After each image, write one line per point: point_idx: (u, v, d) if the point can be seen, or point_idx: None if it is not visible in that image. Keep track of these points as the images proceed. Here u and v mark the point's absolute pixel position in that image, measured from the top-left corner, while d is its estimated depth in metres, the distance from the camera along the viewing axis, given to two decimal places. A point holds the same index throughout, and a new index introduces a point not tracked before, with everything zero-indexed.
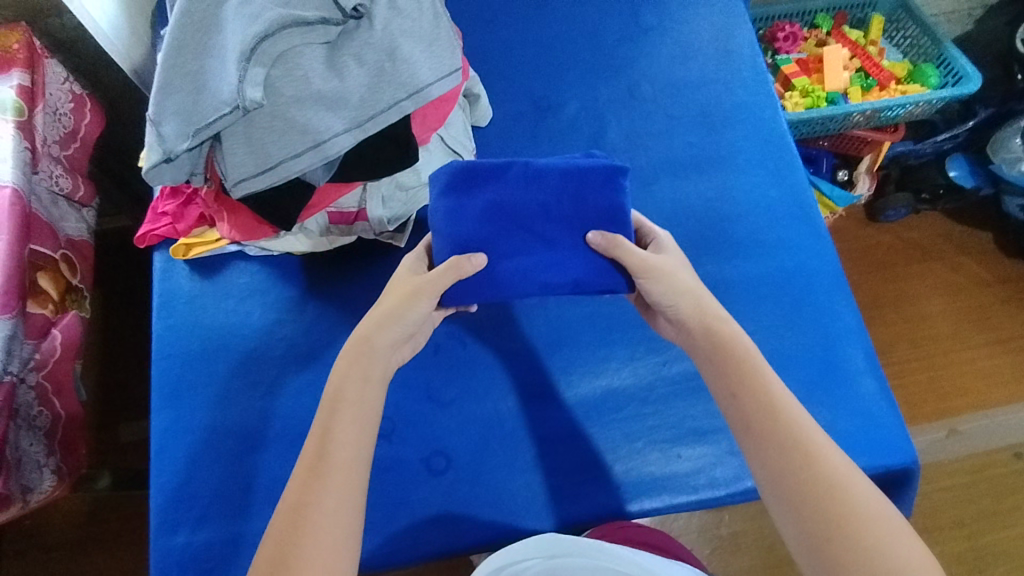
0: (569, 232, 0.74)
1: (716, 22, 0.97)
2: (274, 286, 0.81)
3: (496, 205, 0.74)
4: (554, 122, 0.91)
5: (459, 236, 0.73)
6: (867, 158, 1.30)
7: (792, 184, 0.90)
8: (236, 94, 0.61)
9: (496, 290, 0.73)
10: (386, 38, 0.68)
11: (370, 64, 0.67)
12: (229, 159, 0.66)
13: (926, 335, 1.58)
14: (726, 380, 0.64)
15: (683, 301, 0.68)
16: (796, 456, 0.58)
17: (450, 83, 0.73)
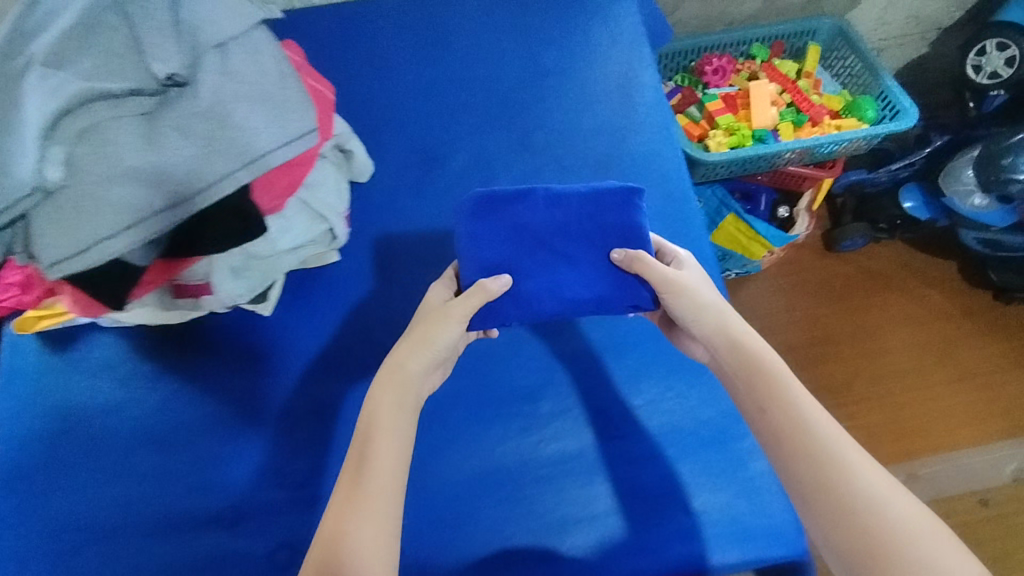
0: (591, 252, 0.76)
1: (617, 66, 0.93)
2: (126, 360, 0.77)
3: (518, 228, 0.76)
4: (440, 175, 0.86)
5: (486, 259, 0.75)
6: (807, 194, 1.23)
7: (692, 239, 0.85)
8: (32, 176, 0.57)
9: (523, 307, 0.74)
10: (213, 106, 0.63)
11: (196, 134, 0.62)
12: (37, 241, 0.59)
13: (885, 371, 1.50)
14: (757, 394, 0.62)
15: (728, 319, 0.68)
16: (834, 476, 0.55)
17: (295, 147, 0.68)
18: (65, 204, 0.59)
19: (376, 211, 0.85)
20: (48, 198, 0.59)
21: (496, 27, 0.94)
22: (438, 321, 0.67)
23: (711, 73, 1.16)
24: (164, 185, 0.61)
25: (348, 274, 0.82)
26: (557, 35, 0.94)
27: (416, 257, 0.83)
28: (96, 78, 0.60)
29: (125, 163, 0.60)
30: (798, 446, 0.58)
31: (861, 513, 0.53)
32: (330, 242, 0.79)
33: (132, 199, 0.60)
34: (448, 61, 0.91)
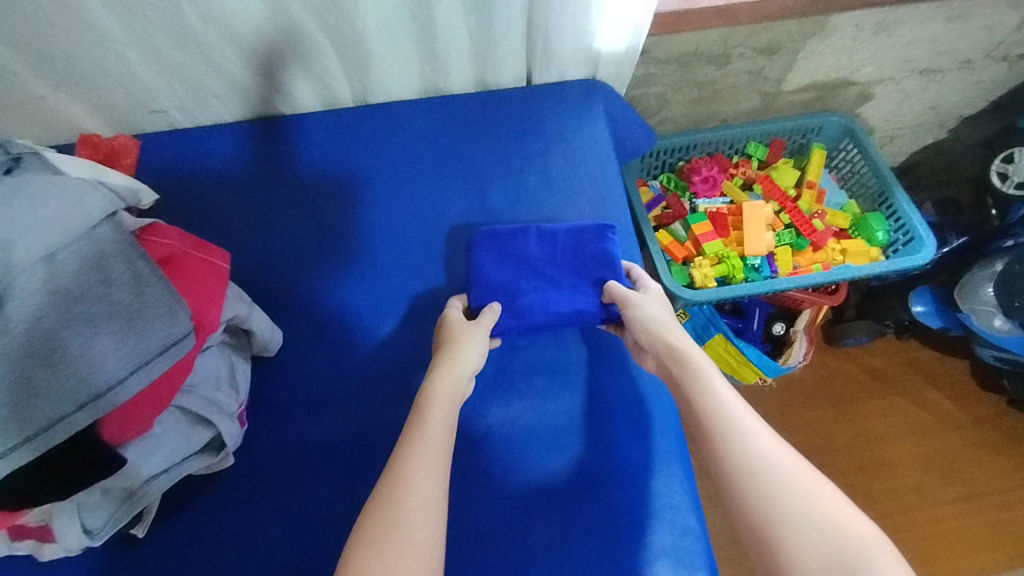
0: (580, 280, 0.72)
1: (584, 202, 0.77)
2: None
3: (515, 258, 0.72)
4: (362, 347, 0.73)
5: (483, 289, 0.71)
6: (805, 315, 1.10)
7: (661, 440, 0.69)
8: None
9: (518, 321, 0.70)
10: (38, 336, 0.49)
11: (9, 377, 0.47)
12: None
13: (887, 487, 1.36)
14: (681, 391, 0.58)
15: (676, 331, 0.64)
16: (755, 468, 0.49)
17: (143, 377, 0.53)
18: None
19: (284, 393, 0.71)
20: None
21: (434, 158, 0.80)
22: (462, 335, 0.66)
23: (701, 182, 1.01)
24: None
25: (243, 477, 0.67)
26: (508, 166, 0.80)
27: (326, 453, 0.68)
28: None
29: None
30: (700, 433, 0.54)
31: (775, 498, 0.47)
32: (219, 449, 0.65)
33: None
34: (377, 200, 0.79)
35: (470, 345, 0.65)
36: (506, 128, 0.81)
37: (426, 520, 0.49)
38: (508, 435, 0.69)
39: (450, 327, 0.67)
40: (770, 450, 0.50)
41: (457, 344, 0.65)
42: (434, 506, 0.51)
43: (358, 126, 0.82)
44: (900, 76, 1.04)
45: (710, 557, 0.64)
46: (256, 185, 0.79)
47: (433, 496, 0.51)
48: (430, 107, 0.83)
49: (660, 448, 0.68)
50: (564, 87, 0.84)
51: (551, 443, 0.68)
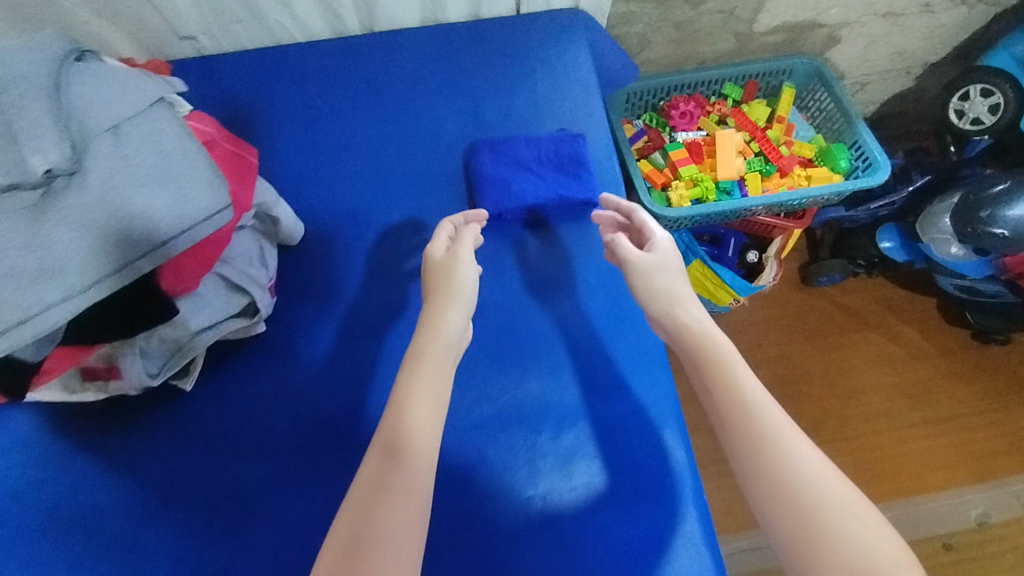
0: (560, 174, 0.80)
1: (566, 116, 0.86)
2: (42, 438, 0.74)
3: (505, 156, 0.81)
4: (373, 239, 0.82)
5: (479, 181, 0.80)
6: (777, 242, 1.19)
7: (636, 310, 0.78)
8: None
9: (513, 205, 0.79)
10: (105, 196, 0.59)
11: (86, 227, 0.58)
12: None
13: (856, 412, 1.47)
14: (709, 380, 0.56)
15: (695, 310, 0.63)
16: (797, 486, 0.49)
17: (196, 232, 0.64)
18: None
19: (305, 278, 0.81)
20: None
21: (433, 79, 0.89)
22: (450, 275, 0.66)
23: (679, 116, 1.11)
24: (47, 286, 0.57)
25: (276, 345, 0.79)
26: (503, 86, 0.88)
27: (346, 326, 0.79)
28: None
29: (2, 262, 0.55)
30: (740, 432, 0.53)
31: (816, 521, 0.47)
32: (253, 314, 0.75)
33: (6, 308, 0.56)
34: (383, 114, 0.87)
35: (467, 290, 0.65)
36: (498, 54, 0.90)
37: (405, 510, 0.50)
38: (501, 312, 0.79)
39: (438, 268, 0.68)
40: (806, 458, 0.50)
41: (450, 300, 0.64)
42: (417, 495, 0.51)
43: (365, 50, 0.90)
44: (864, 19, 1.14)
45: (674, 399, 0.75)
46: (273, 100, 0.87)
47: (411, 501, 0.51)
48: (431, 34, 0.91)
49: (634, 318, 0.78)
50: (550, 15, 0.93)
51: (539, 319, 0.78)
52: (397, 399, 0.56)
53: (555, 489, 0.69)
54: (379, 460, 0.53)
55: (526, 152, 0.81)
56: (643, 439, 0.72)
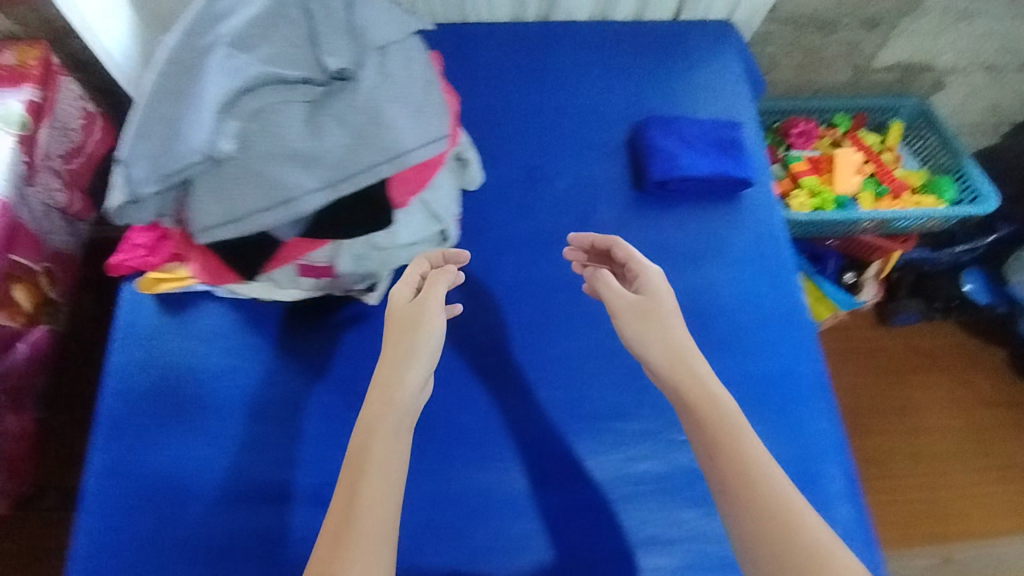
0: (722, 152, 0.87)
1: (720, 104, 0.94)
2: (237, 331, 0.80)
3: (673, 132, 0.89)
4: (545, 194, 0.89)
5: (649, 151, 0.87)
6: (875, 265, 1.25)
7: (785, 284, 0.86)
8: (206, 145, 0.60)
9: (680, 174, 0.85)
10: (369, 102, 0.66)
11: (349, 126, 0.65)
12: (196, 206, 0.64)
13: (928, 451, 1.48)
14: (705, 439, 0.57)
15: (685, 389, 0.61)
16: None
17: (433, 146, 0.68)
18: (226, 179, 0.63)
19: (481, 220, 0.87)
20: (213, 167, 0.62)
21: (602, 62, 0.97)
22: (417, 311, 0.66)
23: (797, 136, 1.20)
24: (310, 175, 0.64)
25: None
26: (663, 74, 0.96)
27: (517, 267, 0.85)
28: (272, 62, 0.62)
29: (285, 145, 0.63)
30: (738, 499, 0.54)
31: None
32: (440, 243, 0.83)
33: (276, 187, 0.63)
34: (558, 86, 0.95)
35: (419, 346, 0.63)
36: (661, 49, 0.98)
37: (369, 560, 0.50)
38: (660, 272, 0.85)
39: (402, 313, 0.66)
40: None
41: (405, 364, 0.62)
42: (383, 548, 0.52)
43: (543, 32, 0.99)
44: (969, 69, 1.24)
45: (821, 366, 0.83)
46: (458, 63, 0.95)
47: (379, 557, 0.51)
48: (602, 25, 1.00)
49: (785, 291, 0.86)
50: (706, 24, 1.01)
51: (696, 283, 0.85)
52: (347, 486, 0.55)
53: None
54: (337, 545, 0.51)
55: (693, 131, 0.89)
56: (797, 399, 0.81)
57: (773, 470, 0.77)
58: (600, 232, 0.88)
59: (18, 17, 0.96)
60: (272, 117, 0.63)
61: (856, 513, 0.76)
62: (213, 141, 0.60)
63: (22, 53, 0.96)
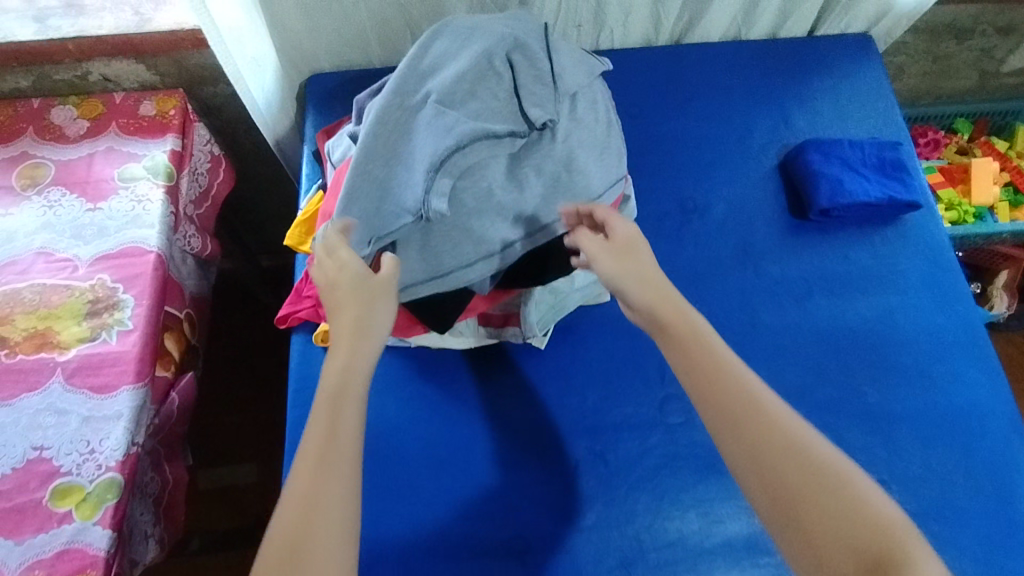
0: (884, 176, 0.86)
1: (871, 125, 0.92)
2: (409, 380, 0.78)
3: (833, 157, 0.87)
4: (700, 225, 0.87)
5: (811, 177, 0.85)
6: (1004, 274, 1.20)
7: (961, 312, 0.82)
8: (421, 204, 0.59)
9: (848, 200, 0.83)
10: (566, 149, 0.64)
11: (549, 175, 0.64)
12: (400, 264, 0.63)
13: None
14: (700, 374, 0.57)
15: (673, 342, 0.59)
16: (844, 534, 0.48)
17: (620, 187, 0.68)
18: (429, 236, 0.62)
19: None
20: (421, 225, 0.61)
21: (742, 84, 0.95)
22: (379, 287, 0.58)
23: (925, 144, 1.16)
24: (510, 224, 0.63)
25: (617, 313, 0.82)
26: (807, 95, 0.94)
27: None
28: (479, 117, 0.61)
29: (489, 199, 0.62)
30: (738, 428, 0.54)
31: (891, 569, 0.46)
32: None
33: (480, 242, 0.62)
34: (699, 112, 0.93)
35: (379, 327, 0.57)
36: (802, 66, 0.96)
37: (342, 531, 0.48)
38: (829, 301, 0.83)
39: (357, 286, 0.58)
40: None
41: (359, 338, 0.56)
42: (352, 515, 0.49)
43: (680, 54, 0.97)
44: None
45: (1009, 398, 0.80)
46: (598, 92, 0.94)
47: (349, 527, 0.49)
48: (740, 44, 0.98)
49: (962, 319, 0.82)
50: (845, 36, 0.98)
51: (869, 312, 0.82)
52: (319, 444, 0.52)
53: (908, 478, 0.74)
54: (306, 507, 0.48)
55: (854, 155, 0.87)
56: (992, 434, 0.77)
57: (973, 509, 0.73)
58: (761, 261, 0.85)
59: (155, 69, 0.99)
60: (477, 172, 0.62)
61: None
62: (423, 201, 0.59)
63: (161, 103, 0.99)
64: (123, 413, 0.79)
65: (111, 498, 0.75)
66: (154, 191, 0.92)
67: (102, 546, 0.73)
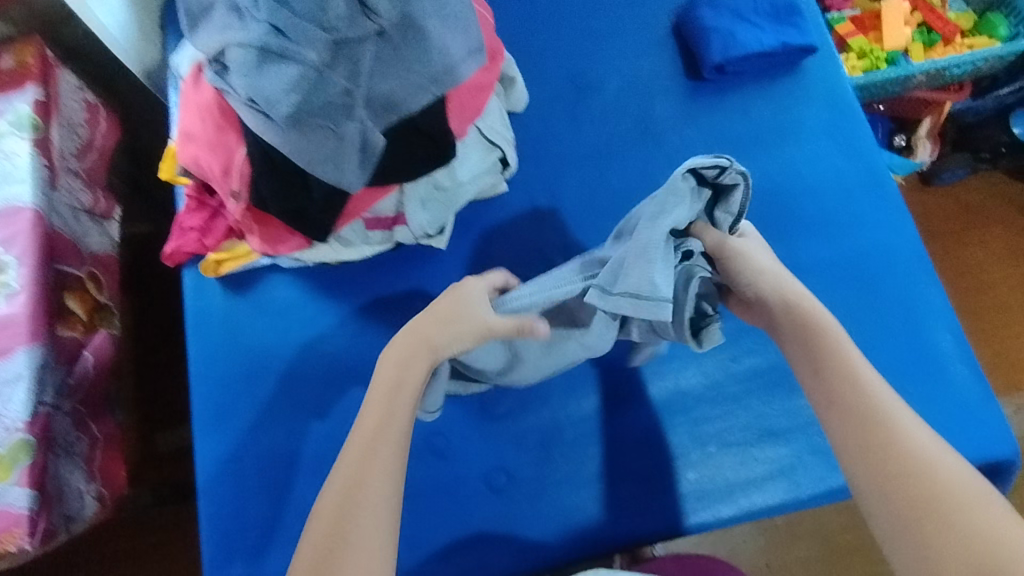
0: (777, 22, 0.82)
1: None
2: (312, 301, 0.76)
3: (722, 10, 0.82)
4: (597, 100, 0.83)
5: (701, 37, 0.82)
6: (927, 121, 1.18)
7: (863, 155, 0.81)
8: (289, 94, 0.57)
9: (738, 52, 0.80)
10: (436, 35, 0.60)
11: (418, 62, 0.60)
12: (275, 144, 0.60)
13: (994, 305, 1.25)
14: (836, 389, 0.56)
15: (817, 357, 0.58)
16: (976, 563, 0.46)
17: (480, 56, 0.65)
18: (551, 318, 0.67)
19: (536, 140, 0.82)
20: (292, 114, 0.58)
21: None
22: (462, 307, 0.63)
23: None
24: (337, 201, 0.64)
25: (516, 203, 0.79)
26: None
27: (580, 183, 0.80)
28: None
29: (335, 146, 0.59)
30: (865, 446, 0.53)
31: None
32: (500, 172, 0.77)
33: (320, 211, 0.64)
34: None
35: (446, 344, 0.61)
36: None
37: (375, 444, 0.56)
38: (732, 161, 0.80)
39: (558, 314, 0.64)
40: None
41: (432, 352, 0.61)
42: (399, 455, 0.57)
43: None
44: None
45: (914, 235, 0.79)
46: None
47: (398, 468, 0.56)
48: None
49: (862, 162, 0.81)
50: None
51: (774, 168, 0.80)
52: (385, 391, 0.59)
53: None
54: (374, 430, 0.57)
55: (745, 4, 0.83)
56: (898, 273, 0.77)
57: (876, 346, 0.74)
58: (661, 130, 0.82)
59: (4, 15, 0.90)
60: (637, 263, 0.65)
61: (968, 371, 0.74)
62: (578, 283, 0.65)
63: (19, 52, 0.91)
64: (23, 375, 0.77)
65: (24, 458, 0.74)
66: (21, 145, 0.86)
67: (23, 504, 0.73)
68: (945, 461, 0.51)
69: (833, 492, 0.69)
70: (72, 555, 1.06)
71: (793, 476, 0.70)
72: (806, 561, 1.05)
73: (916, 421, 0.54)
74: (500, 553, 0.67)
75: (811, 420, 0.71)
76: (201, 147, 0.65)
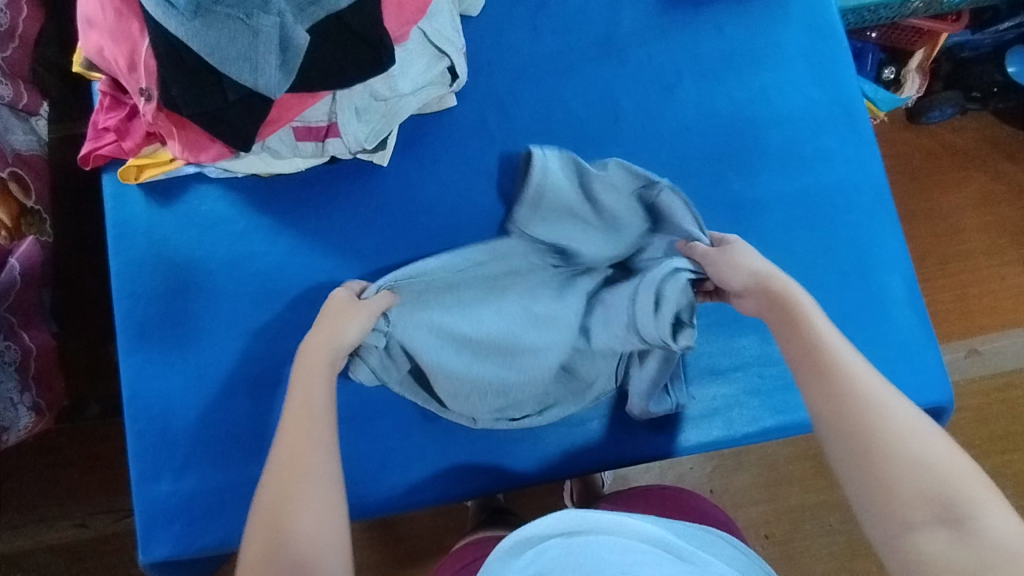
0: None
1: None
2: (242, 215, 0.72)
3: None
4: (559, 8, 0.76)
5: None
6: (920, 53, 1.11)
7: (840, 84, 0.76)
8: None
9: None
10: None
11: None
12: (181, 35, 0.53)
13: (958, 250, 1.24)
14: (802, 343, 0.57)
15: (788, 328, 0.58)
16: (927, 487, 0.48)
17: None
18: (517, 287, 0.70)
19: (490, 50, 0.75)
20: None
21: None
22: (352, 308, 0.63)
23: None
24: (257, 105, 0.58)
25: (464, 119, 0.74)
26: None
27: (536, 100, 0.74)
28: None
29: (247, 42, 0.53)
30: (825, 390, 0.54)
31: (959, 512, 0.46)
32: (448, 84, 0.71)
33: (239, 118, 0.58)
34: None
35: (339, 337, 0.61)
36: None
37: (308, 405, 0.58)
38: (699, 85, 0.75)
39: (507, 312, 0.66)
40: (933, 535, 0.46)
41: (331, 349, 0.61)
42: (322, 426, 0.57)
43: None
44: None
45: (881, 174, 0.75)
46: None
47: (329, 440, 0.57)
48: None
49: (837, 93, 0.76)
50: None
51: (743, 94, 0.75)
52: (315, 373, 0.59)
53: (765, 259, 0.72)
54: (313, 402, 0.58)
55: None
56: (858, 213, 0.74)
57: (826, 288, 0.72)
58: (626, 46, 0.75)
59: None
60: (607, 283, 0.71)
61: (915, 317, 0.72)
62: (545, 264, 0.71)
63: None
64: None
65: None
66: None
67: None
68: (896, 403, 0.52)
69: (766, 432, 0.69)
70: (20, 462, 1.06)
71: (728, 415, 0.70)
72: (746, 488, 1.08)
73: (864, 363, 0.55)
74: (431, 479, 0.68)
75: (752, 360, 0.70)
76: (103, 36, 0.58)
